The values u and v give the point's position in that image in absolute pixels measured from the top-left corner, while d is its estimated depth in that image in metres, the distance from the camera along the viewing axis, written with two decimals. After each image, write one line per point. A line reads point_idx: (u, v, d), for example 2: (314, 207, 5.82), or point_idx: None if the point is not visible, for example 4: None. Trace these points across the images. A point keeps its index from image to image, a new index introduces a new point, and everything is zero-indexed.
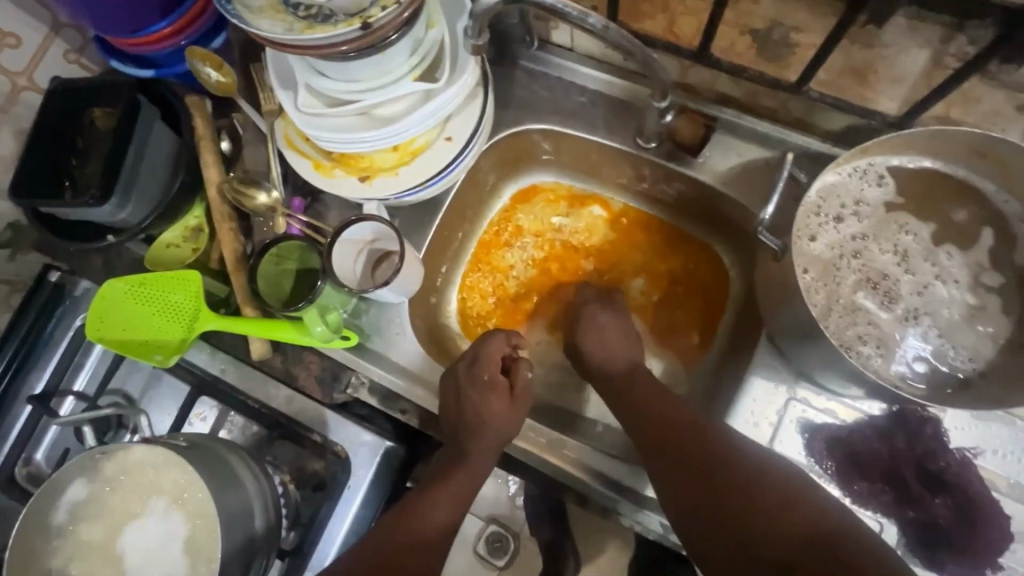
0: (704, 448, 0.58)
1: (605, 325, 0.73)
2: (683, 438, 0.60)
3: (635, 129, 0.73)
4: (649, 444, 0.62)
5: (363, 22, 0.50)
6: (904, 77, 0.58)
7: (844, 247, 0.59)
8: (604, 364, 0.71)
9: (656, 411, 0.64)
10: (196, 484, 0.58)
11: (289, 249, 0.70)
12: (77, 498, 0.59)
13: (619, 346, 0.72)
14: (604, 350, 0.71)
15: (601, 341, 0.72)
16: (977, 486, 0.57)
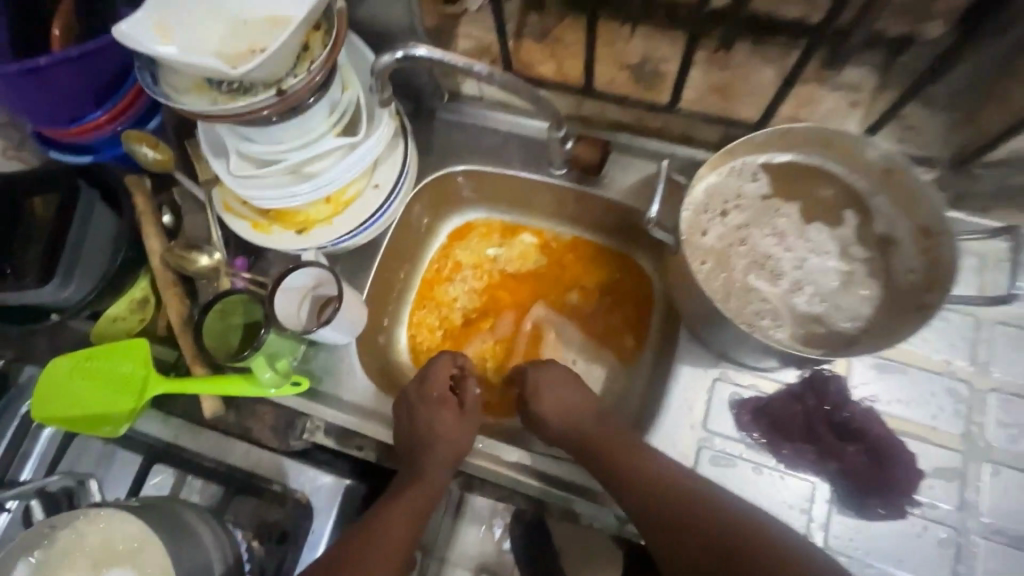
0: (626, 459, 0.64)
1: (556, 374, 0.73)
2: (618, 457, 0.65)
3: (546, 160, 0.82)
4: (620, 486, 0.64)
5: (278, 89, 0.59)
6: (757, 90, 0.72)
7: (732, 236, 0.68)
8: (564, 419, 0.70)
9: (590, 443, 0.68)
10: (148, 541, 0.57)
11: (233, 304, 0.73)
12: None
13: (572, 399, 0.71)
14: (556, 402, 0.71)
15: (554, 395, 0.71)
16: (877, 423, 0.65)
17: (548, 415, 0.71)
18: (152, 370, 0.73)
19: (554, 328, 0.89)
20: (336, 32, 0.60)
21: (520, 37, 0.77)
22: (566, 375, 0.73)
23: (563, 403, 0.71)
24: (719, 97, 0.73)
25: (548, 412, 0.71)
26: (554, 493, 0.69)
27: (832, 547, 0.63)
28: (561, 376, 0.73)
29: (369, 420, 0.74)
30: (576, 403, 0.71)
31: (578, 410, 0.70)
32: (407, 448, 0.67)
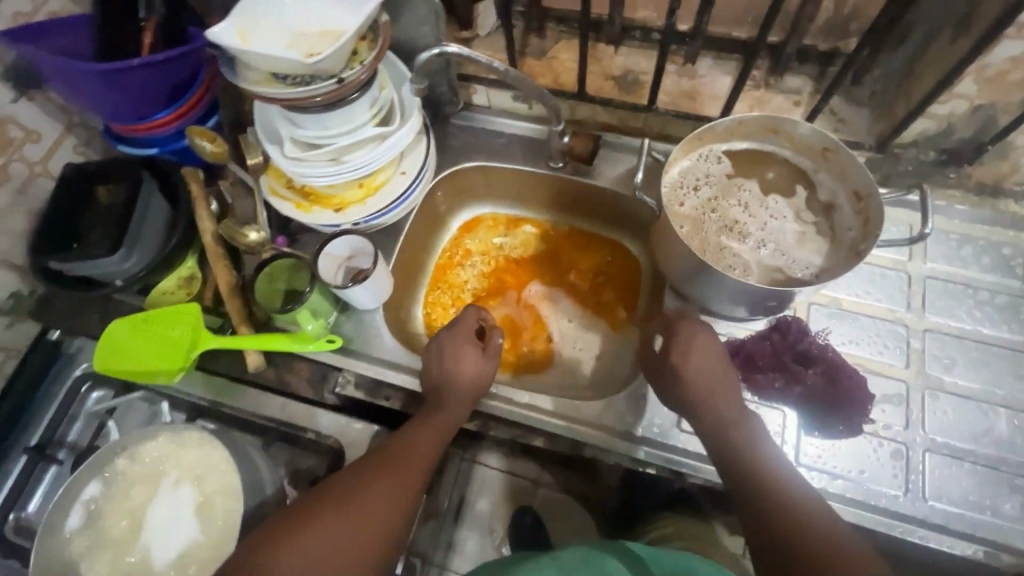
0: (733, 424, 0.65)
1: (708, 347, 0.71)
2: (725, 416, 0.66)
3: (545, 156, 0.96)
4: (713, 443, 0.66)
5: (337, 78, 0.72)
6: (719, 93, 0.89)
7: (705, 208, 0.81)
8: (704, 384, 0.68)
9: (714, 409, 0.67)
10: (210, 459, 0.70)
11: (280, 269, 0.85)
12: (96, 494, 0.70)
13: (718, 382, 0.69)
14: (699, 378, 0.68)
15: (700, 363, 0.69)
16: (835, 355, 0.76)
17: (689, 391, 0.68)
18: (203, 330, 0.82)
19: (554, 304, 1.00)
20: (380, 38, 0.74)
21: (523, 56, 0.93)
22: (714, 357, 0.70)
23: (702, 383, 0.68)
24: (688, 100, 0.90)
25: (694, 388, 0.68)
26: (560, 428, 0.78)
27: (804, 463, 0.73)
28: (712, 359, 0.70)
29: (393, 371, 0.83)
30: (719, 376, 0.69)
31: (723, 394, 0.67)
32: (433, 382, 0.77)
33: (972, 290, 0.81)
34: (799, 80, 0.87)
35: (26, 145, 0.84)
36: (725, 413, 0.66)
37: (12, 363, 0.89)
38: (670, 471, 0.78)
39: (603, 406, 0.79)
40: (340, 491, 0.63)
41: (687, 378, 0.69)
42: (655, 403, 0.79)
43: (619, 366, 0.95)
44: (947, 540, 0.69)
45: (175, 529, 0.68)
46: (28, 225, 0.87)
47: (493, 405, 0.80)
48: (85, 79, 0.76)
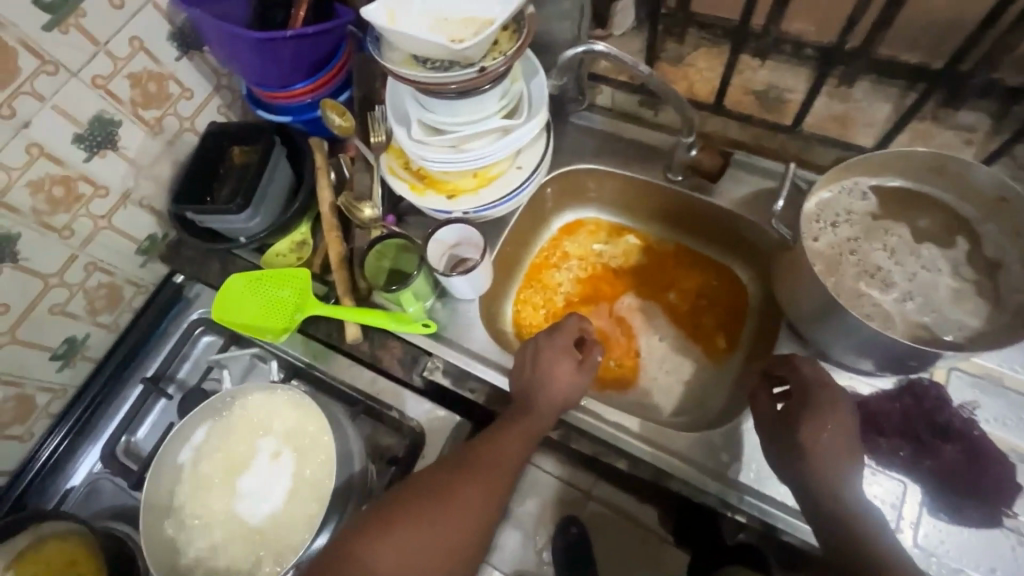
0: (847, 498, 0.62)
1: (840, 423, 0.65)
2: (840, 485, 0.63)
3: (663, 167, 0.92)
4: (818, 507, 0.63)
5: (479, 67, 0.71)
6: (875, 121, 0.80)
7: (842, 247, 0.73)
8: (830, 460, 0.64)
9: (830, 484, 0.63)
10: (309, 424, 0.75)
11: (389, 247, 0.86)
12: (201, 438, 0.77)
13: (844, 462, 0.64)
14: (828, 454, 0.64)
15: (831, 439, 0.64)
16: (980, 434, 0.67)
17: (817, 469, 0.64)
18: (310, 295, 0.85)
19: (649, 320, 0.96)
20: (524, 30, 0.73)
21: (658, 60, 0.89)
22: (840, 434, 0.65)
23: (831, 462, 0.64)
24: (837, 124, 0.82)
25: (824, 467, 0.63)
26: (649, 452, 0.74)
27: (922, 546, 0.65)
28: (842, 435, 0.65)
29: (483, 364, 0.82)
30: (846, 455, 0.64)
31: (849, 477, 0.63)
32: (522, 386, 0.75)
33: None
34: (976, 117, 0.77)
35: (180, 102, 0.90)
36: (851, 501, 0.62)
37: (140, 300, 0.96)
38: (763, 523, 0.72)
39: (696, 439, 0.75)
40: (423, 491, 0.67)
41: (817, 454, 0.64)
42: (753, 447, 0.74)
43: (711, 397, 0.90)
44: None
45: (269, 483, 0.74)
46: (171, 176, 0.93)
47: (583, 417, 0.77)
48: (242, 46, 0.80)
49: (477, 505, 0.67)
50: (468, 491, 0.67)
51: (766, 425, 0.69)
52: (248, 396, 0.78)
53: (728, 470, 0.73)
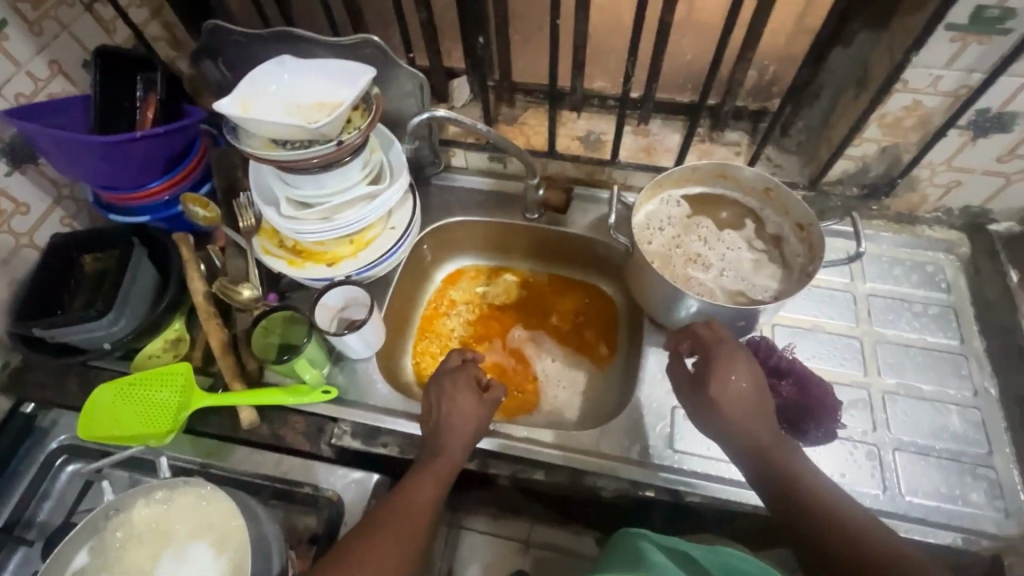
0: (774, 451, 0.70)
1: (744, 370, 0.73)
2: (759, 434, 0.71)
3: (521, 209, 1.05)
4: (748, 461, 0.71)
5: (337, 140, 0.79)
6: (671, 147, 1.01)
7: (670, 244, 0.90)
8: (740, 409, 0.71)
9: (742, 431, 0.71)
10: (221, 513, 0.69)
11: (274, 322, 0.85)
12: (83, 563, 0.68)
13: (754, 409, 0.72)
14: (734, 403, 0.72)
15: (734, 388, 0.72)
16: (800, 365, 0.84)
17: (730, 424, 0.71)
18: (194, 390, 0.81)
19: (538, 345, 1.05)
20: (372, 109, 0.83)
21: (497, 123, 1.04)
22: (741, 378, 0.73)
23: (738, 406, 0.72)
24: (646, 154, 1.01)
25: (735, 411, 0.71)
26: (555, 456, 0.81)
27: None
28: (748, 381, 0.72)
29: (392, 416, 0.84)
30: (754, 403, 0.72)
31: (760, 418, 0.72)
32: (431, 428, 0.80)
33: (910, 303, 0.91)
34: (738, 134, 1.00)
35: (14, 218, 0.85)
36: (779, 450, 0.71)
37: None
38: (669, 493, 0.80)
39: (600, 435, 0.83)
40: (339, 555, 0.66)
41: (726, 402, 0.72)
42: (648, 429, 0.84)
43: (606, 399, 0.99)
44: (934, 533, 0.73)
45: None
46: (9, 297, 0.86)
47: (505, 437, 0.82)
48: (84, 152, 0.79)
49: (399, 555, 0.67)
50: (385, 544, 0.67)
51: (684, 389, 0.76)
52: (143, 499, 0.71)
53: (631, 454, 0.82)
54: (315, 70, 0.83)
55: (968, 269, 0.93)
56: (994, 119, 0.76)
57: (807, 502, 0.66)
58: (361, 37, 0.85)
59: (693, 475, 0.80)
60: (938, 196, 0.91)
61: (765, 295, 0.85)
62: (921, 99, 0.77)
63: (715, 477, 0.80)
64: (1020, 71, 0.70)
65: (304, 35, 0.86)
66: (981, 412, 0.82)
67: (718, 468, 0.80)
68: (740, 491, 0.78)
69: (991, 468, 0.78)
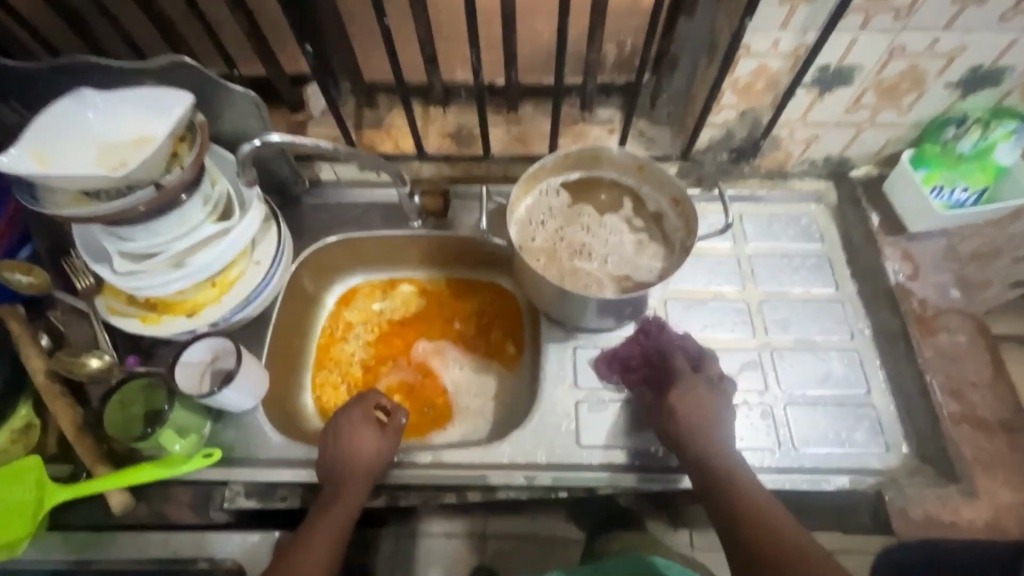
0: (722, 460, 0.70)
1: (702, 390, 0.75)
2: (708, 446, 0.71)
3: (403, 219, 0.99)
4: (694, 469, 0.71)
5: (156, 184, 0.69)
6: (544, 132, 0.98)
7: (554, 237, 0.88)
8: (695, 419, 0.73)
9: (692, 443, 0.72)
10: None
11: (132, 392, 0.76)
12: None
13: (709, 420, 0.73)
14: (689, 413, 0.74)
15: (693, 403, 0.74)
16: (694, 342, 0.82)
17: (681, 431, 0.73)
18: (49, 484, 0.72)
19: (444, 355, 1.00)
20: (200, 139, 0.74)
21: (360, 128, 0.97)
22: (700, 390, 0.75)
23: (692, 417, 0.73)
24: (520, 143, 0.98)
25: (689, 416, 0.74)
26: (464, 477, 0.78)
27: None
28: (706, 398, 0.75)
29: (285, 467, 0.78)
30: (710, 418, 0.74)
31: (707, 425, 0.73)
32: (327, 473, 0.75)
33: (789, 258, 0.94)
34: (609, 110, 0.98)
35: None
36: (726, 457, 0.71)
37: None
38: (583, 490, 0.78)
39: (509, 444, 0.80)
40: None
41: (681, 406, 0.74)
42: (556, 432, 0.81)
43: (519, 400, 0.96)
44: (827, 480, 0.77)
45: None
46: None
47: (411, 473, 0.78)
48: None
49: None
50: None
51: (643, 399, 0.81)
52: None
53: (541, 459, 0.79)
54: (124, 106, 0.74)
55: (838, 216, 0.96)
56: (835, 75, 0.78)
57: (739, 512, 0.66)
58: (171, 59, 0.75)
59: (605, 470, 0.79)
60: (800, 151, 0.93)
61: (653, 275, 0.85)
62: (766, 63, 0.77)
63: (625, 466, 0.79)
64: (848, 28, 0.71)
65: (104, 63, 0.75)
66: (860, 355, 0.86)
67: (627, 458, 0.80)
68: (646, 476, 0.78)
69: (871, 407, 0.82)
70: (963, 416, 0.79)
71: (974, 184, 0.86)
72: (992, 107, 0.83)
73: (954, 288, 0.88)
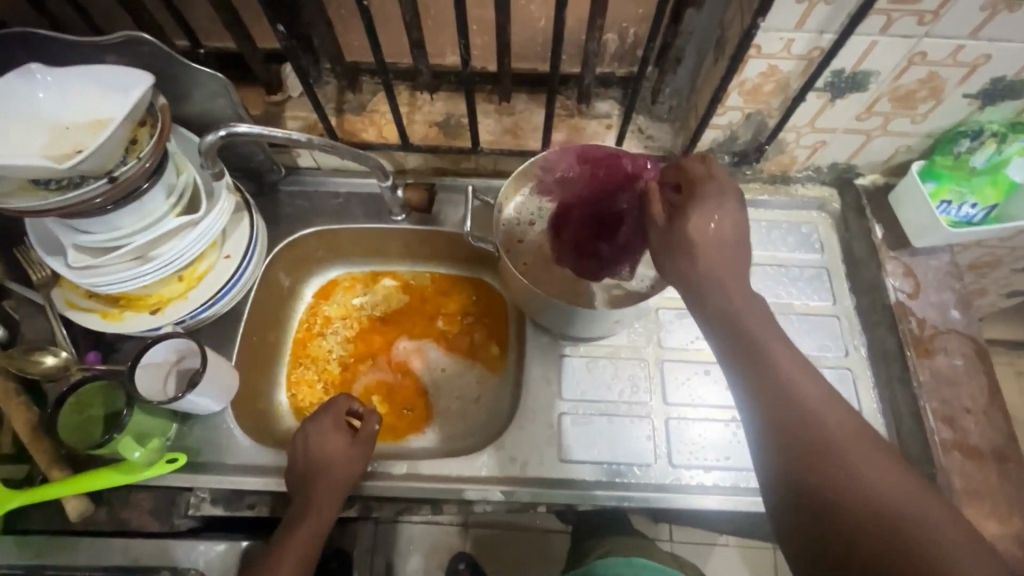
0: (748, 314, 0.55)
1: (727, 216, 0.59)
2: (735, 292, 0.56)
3: (385, 211, 0.94)
4: (730, 328, 0.55)
5: (108, 176, 0.63)
6: (537, 125, 0.92)
7: (543, 239, 0.83)
8: (719, 254, 0.57)
9: (722, 286, 0.57)
10: None
11: (90, 394, 0.73)
12: None
13: (730, 255, 0.58)
14: (716, 248, 0.58)
15: (718, 231, 0.58)
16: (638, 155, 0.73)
17: (702, 266, 0.57)
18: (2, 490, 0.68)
19: (426, 355, 0.96)
20: (160, 124, 0.68)
21: (342, 113, 0.91)
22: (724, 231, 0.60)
23: (718, 254, 0.58)
24: (511, 136, 0.92)
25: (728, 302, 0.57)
26: (440, 490, 0.76)
27: (676, 463, 0.78)
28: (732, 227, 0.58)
29: (252, 476, 0.75)
30: (733, 258, 0.58)
31: (731, 265, 0.58)
32: (297, 483, 0.72)
33: (787, 268, 0.90)
34: (607, 104, 0.93)
35: None
36: (754, 310, 0.56)
37: None
38: (563, 506, 0.76)
39: (486, 458, 0.78)
40: None
41: (705, 272, 0.58)
42: (536, 446, 0.78)
43: (502, 404, 0.93)
44: None
45: None
46: None
47: (383, 486, 0.75)
48: None
49: None
50: None
51: (599, 257, 0.77)
52: None
53: (519, 473, 0.77)
54: (78, 85, 0.67)
55: (840, 226, 0.92)
56: (849, 79, 0.73)
57: (774, 389, 0.52)
58: (127, 34, 0.68)
59: (587, 486, 0.76)
60: (806, 156, 0.89)
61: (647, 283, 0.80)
62: (776, 64, 0.72)
63: (608, 483, 0.77)
64: (867, 30, 0.66)
65: (52, 36, 0.68)
66: (852, 374, 0.83)
67: (611, 476, 0.77)
68: (627, 493, 0.76)
69: None
70: (955, 443, 0.77)
71: (983, 201, 0.81)
72: (1010, 120, 0.78)
73: (955, 309, 0.85)
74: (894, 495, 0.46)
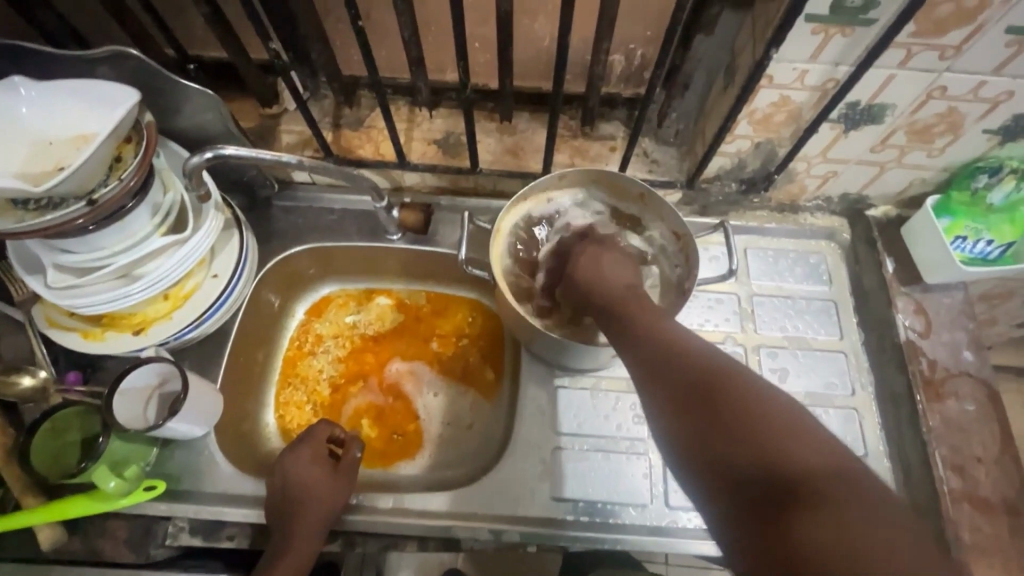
0: (625, 303, 0.63)
1: (615, 259, 0.71)
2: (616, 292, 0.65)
3: (380, 230, 0.92)
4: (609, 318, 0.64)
5: (88, 199, 0.61)
6: (539, 147, 0.90)
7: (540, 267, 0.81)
8: (599, 284, 0.68)
9: (599, 285, 0.68)
10: None
11: (67, 420, 0.70)
12: None
13: (607, 268, 0.70)
14: (590, 269, 0.70)
15: (606, 269, 0.69)
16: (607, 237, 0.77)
17: (582, 280, 0.69)
18: None
19: (418, 378, 0.93)
20: (145, 140, 0.65)
21: (338, 128, 0.89)
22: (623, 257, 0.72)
23: (593, 270, 0.70)
24: (512, 156, 0.90)
25: (622, 298, 0.65)
26: (427, 527, 0.73)
27: (673, 504, 0.75)
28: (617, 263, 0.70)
29: (233, 506, 0.73)
30: (606, 271, 0.69)
31: (606, 275, 0.68)
32: (277, 516, 0.70)
33: (793, 299, 0.87)
34: (611, 126, 0.90)
35: None
36: (632, 301, 0.64)
37: None
38: (554, 546, 0.74)
39: (475, 494, 0.75)
40: None
41: (596, 292, 0.67)
42: (527, 482, 0.76)
43: (496, 432, 0.90)
44: None
45: None
46: None
47: (367, 520, 0.73)
48: None
49: None
50: None
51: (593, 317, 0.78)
52: None
53: (509, 510, 0.74)
54: (61, 100, 0.65)
55: (849, 257, 0.89)
56: (864, 111, 0.70)
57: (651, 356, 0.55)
58: (114, 49, 0.66)
59: (579, 526, 0.74)
60: (816, 186, 0.86)
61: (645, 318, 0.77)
62: (789, 95, 0.69)
63: (601, 525, 0.74)
64: (886, 63, 0.63)
65: (36, 49, 0.66)
66: (859, 414, 0.80)
67: (604, 517, 0.74)
68: (620, 535, 0.73)
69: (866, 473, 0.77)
70: (964, 493, 0.74)
71: (1000, 238, 0.78)
72: None
73: (967, 349, 0.81)
74: (772, 416, 0.45)
